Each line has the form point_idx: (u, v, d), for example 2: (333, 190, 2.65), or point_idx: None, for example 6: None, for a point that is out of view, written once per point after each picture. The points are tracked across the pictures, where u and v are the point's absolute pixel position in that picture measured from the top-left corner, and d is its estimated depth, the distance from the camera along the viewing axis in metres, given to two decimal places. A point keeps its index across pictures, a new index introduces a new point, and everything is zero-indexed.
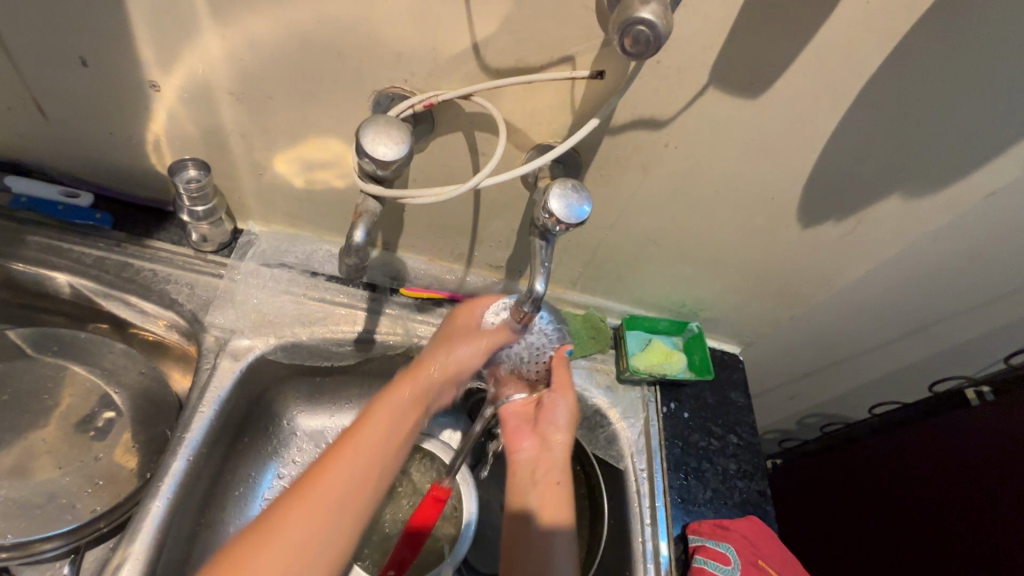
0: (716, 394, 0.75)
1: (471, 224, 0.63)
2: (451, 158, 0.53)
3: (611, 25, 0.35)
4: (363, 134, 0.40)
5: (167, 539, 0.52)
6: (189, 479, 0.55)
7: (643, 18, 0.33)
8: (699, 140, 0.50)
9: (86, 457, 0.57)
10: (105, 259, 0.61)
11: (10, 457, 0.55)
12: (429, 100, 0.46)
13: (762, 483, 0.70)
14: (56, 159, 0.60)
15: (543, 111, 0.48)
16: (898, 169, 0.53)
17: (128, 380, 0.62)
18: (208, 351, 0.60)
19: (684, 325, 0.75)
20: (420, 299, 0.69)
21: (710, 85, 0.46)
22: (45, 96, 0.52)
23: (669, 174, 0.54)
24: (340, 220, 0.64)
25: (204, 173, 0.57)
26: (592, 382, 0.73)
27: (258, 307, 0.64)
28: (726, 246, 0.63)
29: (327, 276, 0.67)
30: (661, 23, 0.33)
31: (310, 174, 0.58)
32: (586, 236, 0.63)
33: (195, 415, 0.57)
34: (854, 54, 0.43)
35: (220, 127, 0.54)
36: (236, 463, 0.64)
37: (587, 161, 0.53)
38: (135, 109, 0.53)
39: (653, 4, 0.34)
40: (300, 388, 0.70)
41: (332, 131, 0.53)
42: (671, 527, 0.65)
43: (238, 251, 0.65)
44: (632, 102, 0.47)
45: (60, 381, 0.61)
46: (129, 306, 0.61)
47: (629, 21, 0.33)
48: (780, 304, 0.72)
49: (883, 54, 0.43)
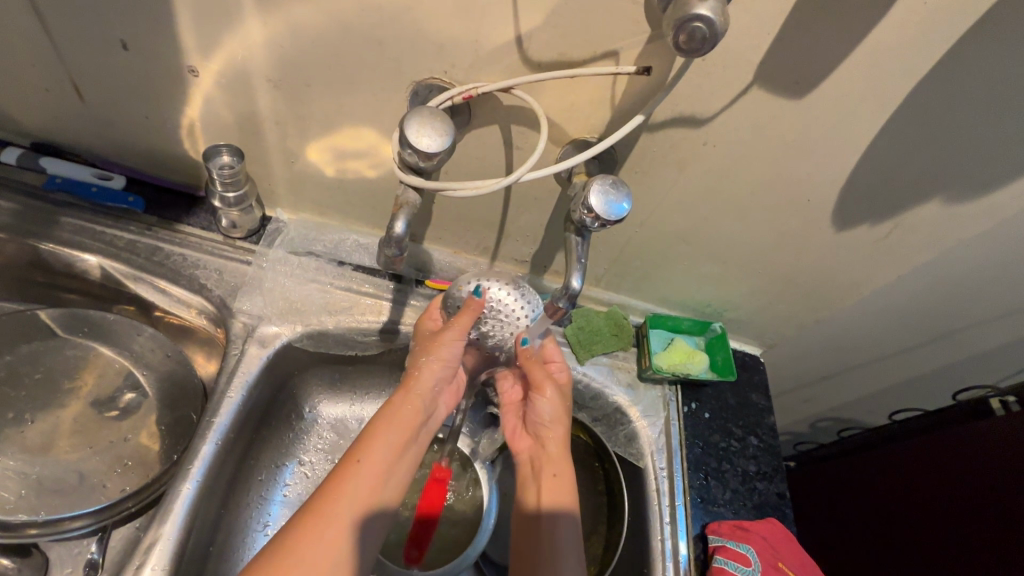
0: (737, 395, 0.75)
1: (499, 218, 0.63)
2: (485, 151, 0.53)
3: (666, 21, 0.35)
4: (408, 125, 0.40)
5: (196, 521, 0.53)
6: (217, 462, 0.55)
7: (700, 14, 0.33)
8: (738, 139, 0.50)
9: (115, 438, 0.58)
10: (137, 242, 0.62)
11: (41, 435, 0.56)
12: (468, 93, 0.45)
13: (782, 486, 0.69)
14: (90, 141, 0.60)
15: (583, 106, 0.48)
16: (939, 175, 0.52)
17: (155, 363, 0.63)
18: (236, 337, 0.61)
19: (708, 325, 0.74)
20: (444, 292, 0.69)
21: (755, 84, 0.45)
22: (84, 79, 0.52)
23: (704, 174, 0.54)
24: (368, 210, 0.64)
25: (238, 160, 0.57)
26: (614, 380, 0.73)
27: (285, 294, 0.64)
28: (756, 248, 0.63)
29: (354, 266, 0.68)
30: (717, 20, 0.34)
31: (342, 163, 0.58)
32: (615, 234, 0.63)
33: (224, 400, 0.57)
34: (906, 56, 0.42)
35: (256, 115, 0.54)
36: (261, 448, 0.64)
37: (622, 158, 0.52)
38: (172, 94, 0.53)
39: (711, 1, 0.34)
40: (323, 376, 0.70)
41: (367, 120, 0.53)
42: (691, 526, 0.65)
43: (267, 238, 0.66)
44: (673, 99, 0.46)
45: (89, 362, 0.61)
46: (159, 290, 0.62)
47: (685, 18, 0.34)
48: (806, 307, 0.72)
49: (935, 56, 0.42)
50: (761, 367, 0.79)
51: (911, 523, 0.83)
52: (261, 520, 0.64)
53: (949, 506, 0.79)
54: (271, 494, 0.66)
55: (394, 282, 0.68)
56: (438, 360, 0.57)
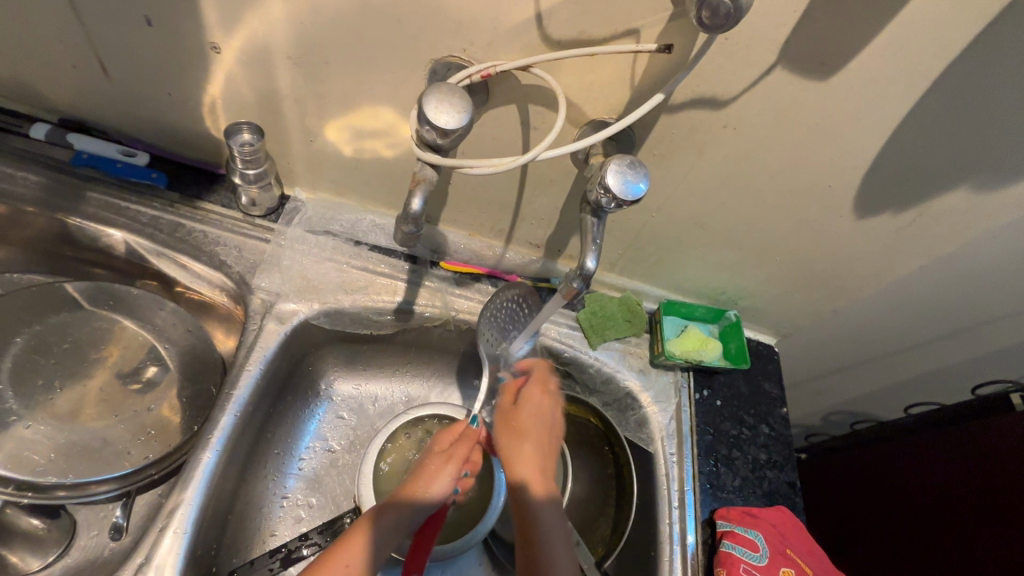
0: (750, 383, 0.75)
1: (515, 201, 0.63)
2: (502, 131, 0.53)
3: None
4: (426, 101, 0.40)
5: (215, 488, 0.55)
6: (235, 434, 0.57)
7: None
8: (758, 122, 0.49)
9: (139, 407, 0.60)
10: (160, 218, 0.63)
11: (69, 402, 0.58)
12: (486, 71, 0.45)
13: (792, 475, 0.69)
14: (115, 117, 0.61)
15: (601, 86, 0.47)
16: (967, 161, 0.50)
17: (177, 337, 0.65)
18: (255, 313, 0.62)
19: (722, 313, 0.74)
20: (458, 274, 0.70)
21: (779, 63, 0.44)
22: (109, 54, 0.53)
23: (723, 157, 0.53)
24: (385, 191, 0.65)
25: (258, 138, 0.58)
26: (625, 365, 0.73)
27: (302, 273, 0.65)
28: (774, 235, 0.62)
29: (370, 246, 0.68)
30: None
31: (359, 143, 0.59)
32: (630, 218, 0.62)
33: (242, 373, 0.58)
34: (938, 36, 0.41)
35: (276, 92, 0.54)
36: (278, 420, 0.66)
37: (640, 140, 0.52)
38: (194, 71, 0.53)
39: None
40: (338, 353, 0.71)
41: (385, 100, 0.53)
42: (699, 511, 0.65)
43: (285, 217, 0.66)
44: (694, 79, 0.46)
45: (114, 334, 0.63)
46: (181, 266, 0.63)
47: None
48: (824, 296, 0.71)
49: (968, 36, 0.41)
50: (774, 356, 0.78)
51: (923, 517, 0.83)
52: (276, 491, 0.66)
53: (963, 501, 0.78)
54: (287, 468, 0.67)
55: (409, 263, 0.69)
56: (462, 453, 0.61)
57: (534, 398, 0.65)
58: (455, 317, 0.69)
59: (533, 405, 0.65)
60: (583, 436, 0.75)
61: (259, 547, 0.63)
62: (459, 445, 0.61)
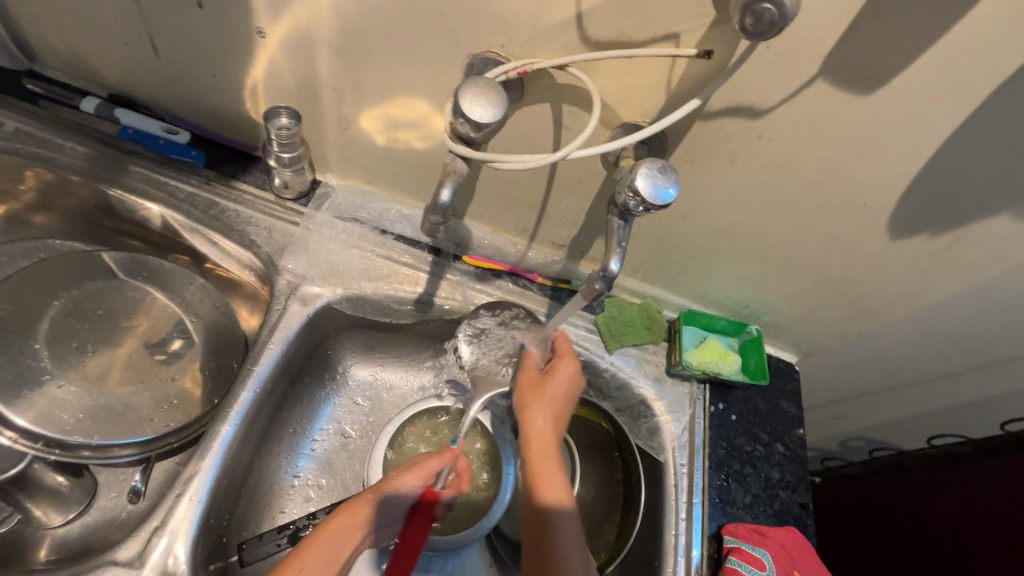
0: (767, 400, 0.74)
1: (541, 200, 0.63)
2: (534, 130, 0.53)
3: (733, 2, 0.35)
4: (462, 94, 0.41)
5: (230, 462, 0.56)
6: (253, 409, 0.58)
7: None
8: (795, 135, 0.48)
9: (164, 376, 0.62)
10: (195, 195, 0.65)
11: (100, 366, 0.60)
12: (523, 68, 0.45)
13: (805, 496, 0.68)
14: (160, 95, 0.63)
15: (637, 89, 0.47)
16: (1012, 187, 0.49)
17: (204, 312, 0.67)
18: (280, 293, 0.63)
19: (743, 326, 0.73)
20: (480, 269, 0.70)
21: (820, 76, 0.43)
22: (160, 34, 0.55)
23: (755, 168, 0.52)
24: (415, 182, 0.66)
25: (295, 123, 0.58)
26: (641, 372, 0.72)
27: (328, 257, 0.66)
28: (802, 251, 0.61)
29: (395, 236, 0.69)
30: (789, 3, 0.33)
31: (393, 133, 0.60)
32: (656, 224, 0.62)
33: (264, 350, 0.60)
34: (988, 56, 0.40)
35: (316, 79, 0.55)
36: (295, 400, 0.67)
37: (673, 145, 0.51)
38: (239, 55, 0.55)
39: None
40: (357, 339, 0.72)
41: (421, 92, 0.54)
42: (707, 525, 0.64)
43: (316, 202, 0.68)
44: (731, 86, 0.45)
45: (146, 304, 0.65)
46: (213, 244, 0.65)
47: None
48: (850, 317, 0.69)
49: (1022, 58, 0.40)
50: (794, 375, 0.77)
51: (937, 553, 0.80)
52: (288, 470, 0.67)
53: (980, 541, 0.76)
54: (300, 448, 0.69)
55: (433, 255, 0.70)
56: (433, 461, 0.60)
57: (553, 384, 0.59)
58: (474, 311, 0.70)
59: (559, 375, 0.60)
60: (592, 439, 0.75)
61: (268, 522, 0.64)
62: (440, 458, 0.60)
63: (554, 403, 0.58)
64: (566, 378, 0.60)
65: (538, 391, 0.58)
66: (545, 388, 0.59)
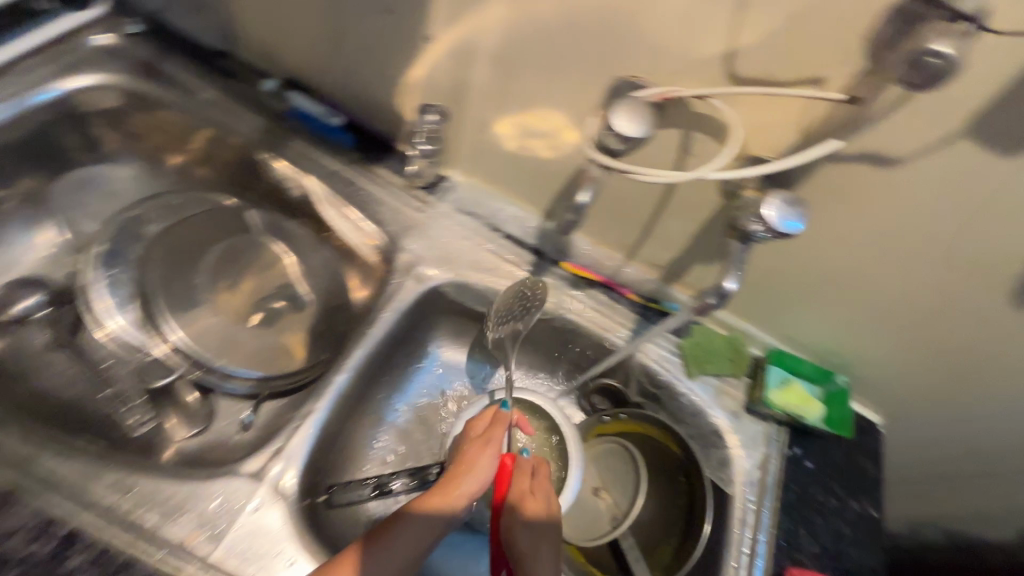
0: (846, 454, 0.72)
1: (649, 219, 0.66)
2: (660, 152, 0.57)
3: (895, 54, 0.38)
4: (615, 109, 0.46)
5: (338, 408, 0.61)
6: (364, 365, 0.64)
7: (936, 50, 0.36)
8: (924, 188, 0.49)
9: (288, 326, 0.70)
10: (340, 172, 0.73)
11: (240, 307, 0.68)
12: (666, 94, 0.49)
13: (876, 559, 0.65)
14: (328, 83, 0.73)
15: (771, 125, 0.50)
16: None
17: (327, 277, 0.74)
18: (398, 269, 0.70)
19: (829, 375, 0.72)
20: (577, 276, 0.74)
21: (962, 133, 0.45)
22: (345, 32, 0.64)
23: (876, 216, 0.53)
24: (532, 187, 0.71)
25: (441, 120, 0.65)
26: (718, 402, 0.73)
27: (443, 245, 0.72)
28: (910, 307, 0.61)
29: (504, 235, 0.74)
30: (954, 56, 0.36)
31: (524, 140, 0.65)
32: (760, 258, 0.64)
33: (380, 315, 0.67)
34: None
35: (468, 84, 0.62)
36: (391, 368, 0.73)
37: (795, 183, 0.54)
38: (407, 56, 0.63)
39: (944, 41, 0.36)
40: (452, 323, 0.78)
41: (560, 106, 0.59)
42: (769, 565, 0.63)
43: (439, 193, 0.75)
44: (867, 133, 0.47)
45: (281, 261, 0.73)
46: (347, 217, 0.73)
47: (922, 51, 0.36)
48: (951, 385, 0.67)
49: None
50: (876, 436, 0.75)
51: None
52: (372, 433, 0.72)
53: None
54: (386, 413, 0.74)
55: (535, 257, 0.74)
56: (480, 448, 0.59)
57: (480, 446, 0.58)
58: (564, 316, 0.73)
59: (475, 455, 0.58)
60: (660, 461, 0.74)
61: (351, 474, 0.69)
62: (495, 430, 0.60)
63: (483, 466, 0.57)
64: (493, 443, 0.59)
65: (474, 448, 0.58)
66: (483, 453, 0.58)
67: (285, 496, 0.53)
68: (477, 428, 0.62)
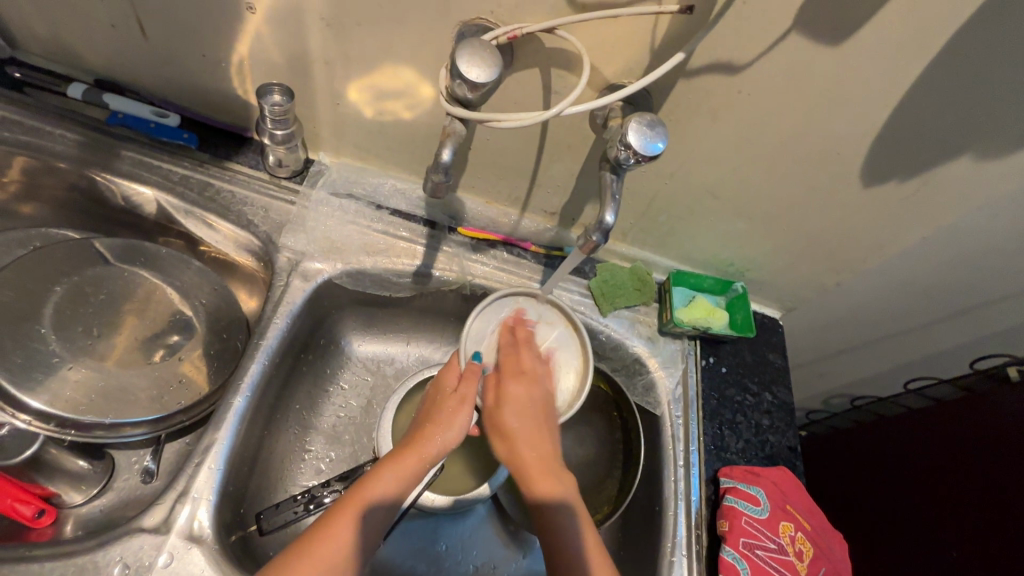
0: (755, 353, 0.77)
1: (531, 168, 0.64)
2: (524, 94, 0.54)
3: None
4: (459, 56, 0.42)
5: (243, 433, 0.57)
6: (263, 381, 0.60)
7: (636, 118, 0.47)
8: (772, 89, 0.51)
9: (171, 357, 0.62)
10: (190, 177, 0.66)
11: (106, 348, 0.60)
12: (513, 33, 0.47)
13: (794, 439, 0.71)
14: (146, 77, 0.63)
15: (621, 45, 0.49)
16: (972, 130, 0.52)
17: (202, 296, 0.66)
18: (281, 270, 0.65)
19: (730, 284, 0.76)
20: (476, 239, 0.72)
21: (793, 29, 0.46)
22: (147, 15, 0.55)
23: (737, 123, 0.54)
24: (406, 155, 0.67)
25: (288, 99, 0.59)
26: (634, 332, 0.75)
27: (326, 233, 0.68)
28: (783, 205, 0.64)
29: (391, 210, 0.71)
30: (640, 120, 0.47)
31: (380, 105, 0.60)
32: (643, 184, 0.64)
33: (271, 324, 0.61)
34: (933, 14, 0.43)
35: (307, 53, 0.56)
36: (301, 377, 0.70)
37: (657, 103, 0.54)
38: (222, 29, 0.55)
39: (639, 119, 0.46)
40: (359, 315, 0.74)
41: (409, 61, 0.54)
42: (703, 470, 0.67)
43: (310, 179, 0.69)
44: (710, 43, 0.47)
45: (144, 289, 0.64)
46: (209, 224, 0.66)
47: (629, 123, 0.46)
48: (829, 270, 0.73)
49: (956, 26, 0.44)
50: (777, 330, 0.80)
51: (933, 494, 0.84)
52: (299, 444, 0.69)
53: (965, 477, 0.80)
54: (308, 422, 0.70)
55: (429, 228, 0.71)
56: (454, 408, 0.60)
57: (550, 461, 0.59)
58: (471, 281, 0.71)
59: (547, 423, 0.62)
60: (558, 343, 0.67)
61: (282, 493, 0.66)
62: (467, 385, 0.60)
63: (449, 412, 0.59)
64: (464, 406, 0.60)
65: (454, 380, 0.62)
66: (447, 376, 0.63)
67: (199, 539, 0.50)
68: (448, 383, 0.62)
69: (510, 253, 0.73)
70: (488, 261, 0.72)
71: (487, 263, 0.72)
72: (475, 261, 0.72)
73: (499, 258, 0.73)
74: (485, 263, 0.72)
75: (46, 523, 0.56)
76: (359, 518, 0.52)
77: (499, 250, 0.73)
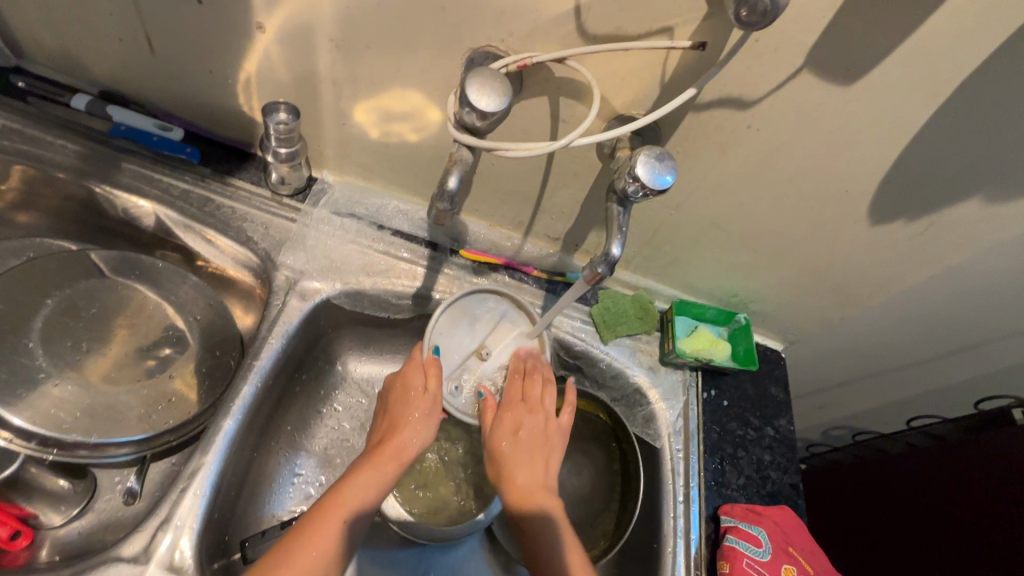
0: (757, 386, 0.76)
1: (536, 194, 0.64)
2: (532, 122, 0.54)
3: (709, 25, 0.44)
4: (468, 85, 0.42)
5: (232, 456, 0.55)
6: (254, 403, 0.58)
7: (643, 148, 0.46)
8: (781, 125, 0.50)
9: (160, 374, 0.60)
10: (190, 192, 0.65)
11: (95, 365, 0.58)
12: (523, 61, 0.47)
13: (795, 476, 0.70)
14: (153, 90, 0.63)
15: (631, 78, 0.49)
16: (982, 173, 0.51)
17: (196, 312, 0.65)
18: (279, 288, 0.64)
19: (733, 315, 0.74)
20: (477, 262, 0.71)
21: (805, 68, 0.46)
22: (156, 31, 0.55)
23: (746, 157, 0.54)
24: (410, 176, 0.66)
25: (293, 118, 0.59)
26: (635, 361, 0.73)
27: (327, 253, 0.67)
28: (788, 239, 0.63)
29: (393, 231, 0.70)
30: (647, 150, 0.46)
31: (386, 126, 0.60)
32: (649, 214, 0.64)
33: (265, 345, 0.60)
34: (943, 59, 0.43)
35: (314, 73, 0.55)
36: (295, 397, 0.68)
37: (665, 135, 0.53)
38: (230, 46, 0.55)
39: (646, 151, 0.46)
40: (355, 336, 0.73)
41: (417, 85, 0.54)
42: (704, 507, 0.65)
43: (313, 197, 0.69)
44: (722, 79, 0.47)
45: (137, 304, 0.63)
46: (207, 240, 0.65)
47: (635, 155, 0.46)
48: (833, 304, 0.72)
49: (967, 71, 0.44)
50: (780, 363, 0.79)
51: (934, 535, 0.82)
52: (288, 468, 0.67)
53: (966, 520, 0.78)
54: (300, 445, 0.69)
55: (430, 250, 0.71)
56: (424, 415, 0.59)
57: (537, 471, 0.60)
58: None
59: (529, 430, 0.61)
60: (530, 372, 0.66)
61: (268, 518, 0.64)
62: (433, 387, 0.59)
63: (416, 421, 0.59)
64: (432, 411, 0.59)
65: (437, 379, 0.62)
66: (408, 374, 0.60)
67: (179, 570, 0.49)
68: (414, 383, 0.60)
69: (513, 277, 0.72)
70: (490, 284, 0.71)
71: (487, 287, 0.71)
72: (477, 283, 0.71)
73: (501, 282, 0.72)
74: (487, 286, 0.71)
75: (21, 544, 0.54)
76: (345, 517, 0.51)
77: (501, 274, 0.72)
